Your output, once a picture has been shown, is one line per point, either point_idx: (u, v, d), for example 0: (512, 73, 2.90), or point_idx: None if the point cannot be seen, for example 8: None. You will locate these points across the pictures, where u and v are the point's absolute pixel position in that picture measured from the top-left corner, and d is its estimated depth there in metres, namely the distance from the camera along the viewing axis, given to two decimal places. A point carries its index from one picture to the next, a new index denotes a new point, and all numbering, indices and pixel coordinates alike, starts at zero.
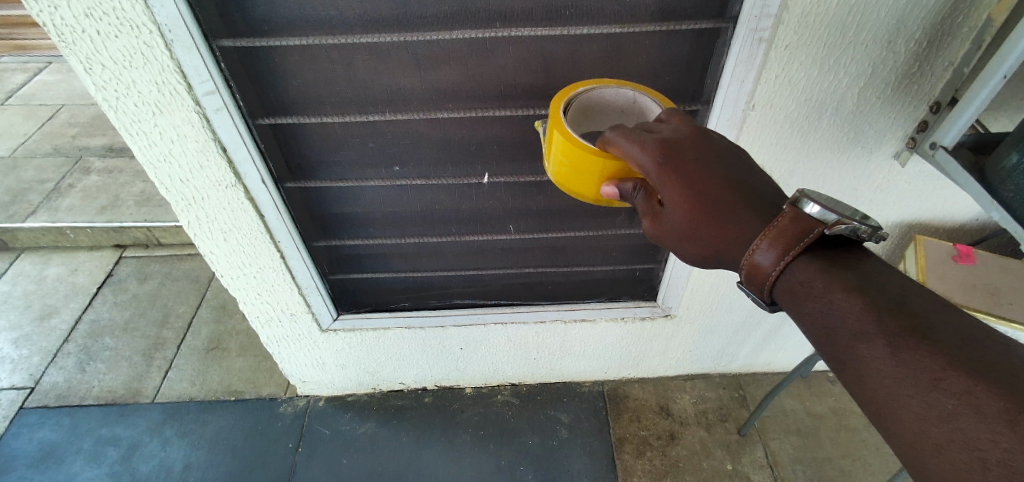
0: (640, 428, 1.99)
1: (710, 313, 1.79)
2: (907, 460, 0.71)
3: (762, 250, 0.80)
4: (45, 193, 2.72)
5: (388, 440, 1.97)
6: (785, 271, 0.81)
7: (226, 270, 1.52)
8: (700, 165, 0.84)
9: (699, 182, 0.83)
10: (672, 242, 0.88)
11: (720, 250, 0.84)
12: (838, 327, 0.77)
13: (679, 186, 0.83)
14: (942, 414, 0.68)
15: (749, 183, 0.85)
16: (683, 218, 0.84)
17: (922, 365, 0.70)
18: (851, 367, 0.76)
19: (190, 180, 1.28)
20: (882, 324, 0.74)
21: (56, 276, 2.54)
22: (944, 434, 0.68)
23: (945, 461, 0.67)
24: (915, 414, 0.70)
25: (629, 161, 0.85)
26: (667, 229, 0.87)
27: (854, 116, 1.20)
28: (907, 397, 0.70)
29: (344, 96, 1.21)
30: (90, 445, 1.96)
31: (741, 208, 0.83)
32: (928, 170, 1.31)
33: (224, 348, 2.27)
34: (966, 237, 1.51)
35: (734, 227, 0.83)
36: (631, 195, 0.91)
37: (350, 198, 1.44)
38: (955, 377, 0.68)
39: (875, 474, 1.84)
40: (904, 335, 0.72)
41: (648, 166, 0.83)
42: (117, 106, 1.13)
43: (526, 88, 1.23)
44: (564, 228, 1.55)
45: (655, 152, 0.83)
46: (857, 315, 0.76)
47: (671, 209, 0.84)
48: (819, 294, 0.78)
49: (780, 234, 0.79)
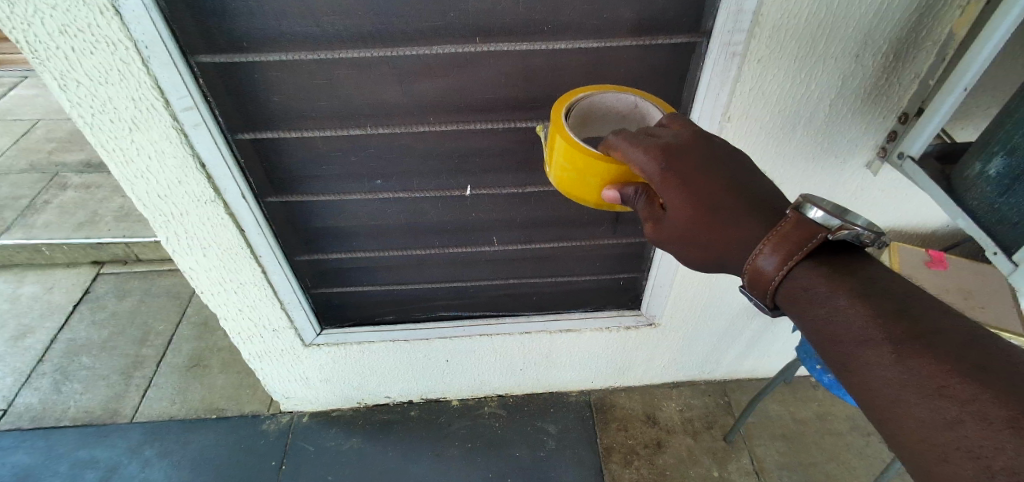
0: (627, 437, 1.99)
1: (694, 321, 1.81)
2: (913, 467, 0.72)
3: (766, 254, 0.82)
4: (19, 209, 2.67)
5: (374, 455, 1.95)
6: (788, 275, 0.83)
7: (206, 286, 1.50)
8: (701, 171, 0.85)
9: (700, 187, 0.84)
10: (671, 244, 0.90)
11: (719, 252, 0.87)
12: (843, 333, 0.79)
13: (680, 191, 0.84)
14: (945, 420, 0.69)
15: (748, 189, 0.87)
16: (683, 222, 0.86)
17: (927, 371, 0.71)
18: (855, 373, 0.78)
19: (168, 196, 1.27)
20: (887, 331, 0.76)
21: (31, 294, 2.48)
22: (946, 440, 0.69)
23: (948, 467, 0.68)
24: (917, 419, 0.71)
25: (631, 166, 0.86)
26: (666, 232, 0.88)
27: (826, 126, 1.23)
28: (910, 403, 0.72)
29: (325, 112, 1.21)
30: (66, 468, 1.90)
31: (742, 213, 0.85)
32: (901, 178, 1.35)
33: (205, 365, 2.23)
34: (940, 242, 1.55)
35: (736, 231, 0.85)
36: (632, 199, 0.91)
37: (333, 212, 1.44)
38: (960, 384, 0.69)
39: (859, 478, 1.86)
40: (908, 342, 0.74)
41: (650, 172, 0.84)
42: (92, 122, 1.11)
43: (507, 102, 1.24)
44: (548, 239, 1.56)
45: (657, 158, 0.84)
46: (863, 321, 0.78)
47: (672, 213, 0.86)
48: (823, 298, 0.80)
49: (784, 239, 0.81)
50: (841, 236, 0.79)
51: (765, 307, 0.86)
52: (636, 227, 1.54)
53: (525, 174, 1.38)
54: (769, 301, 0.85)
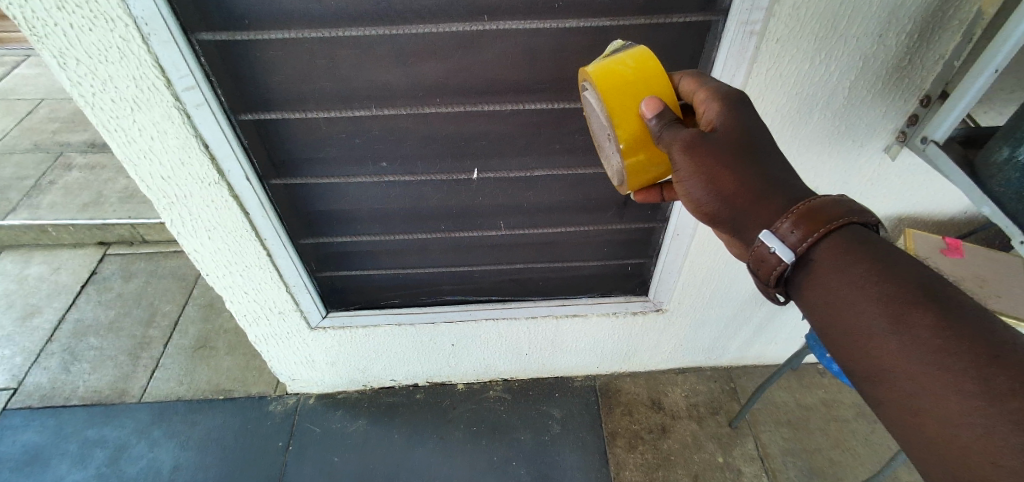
0: (632, 422, 1.99)
1: (701, 307, 1.79)
2: (947, 439, 0.69)
3: (791, 223, 0.80)
4: (25, 190, 2.67)
5: (380, 437, 1.96)
6: (813, 249, 0.81)
7: (211, 268, 1.49)
8: (753, 124, 0.86)
9: (751, 134, 0.85)
10: (693, 159, 0.84)
11: (742, 207, 0.84)
12: (882, 297, 0.76)
13: (738, 117, 0.85)
14: (993, 392, 0.67)
15: (777, 174, 0.85)
16: (724, 148, 0.84)
17: (972, 343, 0.70)
18: (873, 360, 0.76)
19: (172, 177, 1.25)
20: (930, 298, 0.74)
21: (38, 274, 2.48)
22: (993, 412, 0.66)
23: (991, 439, 0.66)
24: (960, 390, 0.69)
25: (701, 91, 0.91)
26: (703, 145, 0.84)
27: (844, 109, 1.19)
28: (954, 374, 0.69)
29: (328, 92, 1.18)
30: (76, 447, 1.92)
31: (771, 180, 0.84)
32: (918, 163, 1.32)
33: (212, 346, 2.24)
34: (955, 229, 1.52)
35: (768, 189, 0.84)
36: (672, 116, 0.89)
37: (337, 195, 1.41)
38: (1007, 357, 0.68)
39: (864, 465, 1.86)
40: (952, 313, 0.72)
41: (717, 100, 0.87)
42: (93, 102, 1.09)
43: (515, 84, 1.20)
44: (555, 224, 1.54)
45: (728, 93, 0.88)
46: (903, 287, 0.75)
47: (720, 129, 0.85)
48: (861, 262, 0.78)
49: (817, 211, 0.80)
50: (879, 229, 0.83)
51: (780, 263, 0.81)
52: (644, 212, 1.52)
53: (532, 157, 1.35)
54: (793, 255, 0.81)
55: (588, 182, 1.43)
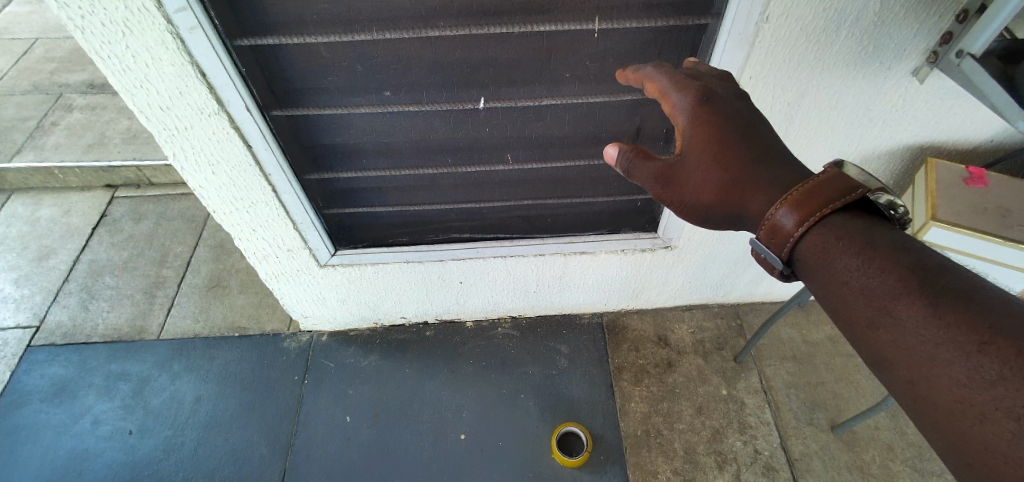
0: (639, 356, 2.02)
1: (710, 244, 1.78)
2: (947, 427, 0.68)
3: (784, 210, 0.83)
4: (28, 132, 2.64)
5: (392, 372, 2.01)
6: (807, 233, 0.82)
7: (218, 205, 1.48)
8: (725, 122, 0.91)
9: (723, 130, 0.90)
10: (667, 186, 0.93)
11: (730, 208, 0.90)
12: (872, 287, 0.76)
13: (705, 126, 0.91)
14: (985, 380, 0.65)
15: (768, 152, 0.90)
16: (701, 164, 0.91)
17: (965, 329, 0.68)
18: (873, 350, 0.76)
19: (171, 108, 1.22)
20: (922, 285, 0.72)
21: (50, 216, 2.50)
22: (985, 400, 0.65)
23: (986, 427, 0.65)
24: (951, 379, 0.68)
25: (671, 97, 0.95)
26: (674, 172, 0.92)
27: (874, 28, 1.13)
28: (945, 362, 0.68)
29: (326, 15, 1.13)
30: (101, 380, 1.99)
31: (771, 173, 0.88)
32: (949, 87, 1.25)
33: (225, 285, 2.28)
34: (980, 160, 1.47)
35: (756, 180, 0.88)
36: (635, 151, 0.95)
37: (341, 128, 1.38)
38: (1002, 341, 0.65)
39: (867, 397, 1.89)
40: (944, 300, 0.70)
41: (685, 108, 0.93)
42: (83, 26, 1.05)
43: (521, 6, 1.14)
44: (564, 158, 1.51)
45: (694, 95, 0.93)
46: (894, 274, 0.75)
47: (691, 148, 0.92)
48: (848, 251, 0.79)
49: (803, 199, 0.82)
50: (875, 197, 0.83)
51: (776, 265, 0.87)
52: (657, 144, 1.47)
53: (540, 86, 1.30)
54: (781, 258, 0.85)
55: (597, 112, 1.38)
